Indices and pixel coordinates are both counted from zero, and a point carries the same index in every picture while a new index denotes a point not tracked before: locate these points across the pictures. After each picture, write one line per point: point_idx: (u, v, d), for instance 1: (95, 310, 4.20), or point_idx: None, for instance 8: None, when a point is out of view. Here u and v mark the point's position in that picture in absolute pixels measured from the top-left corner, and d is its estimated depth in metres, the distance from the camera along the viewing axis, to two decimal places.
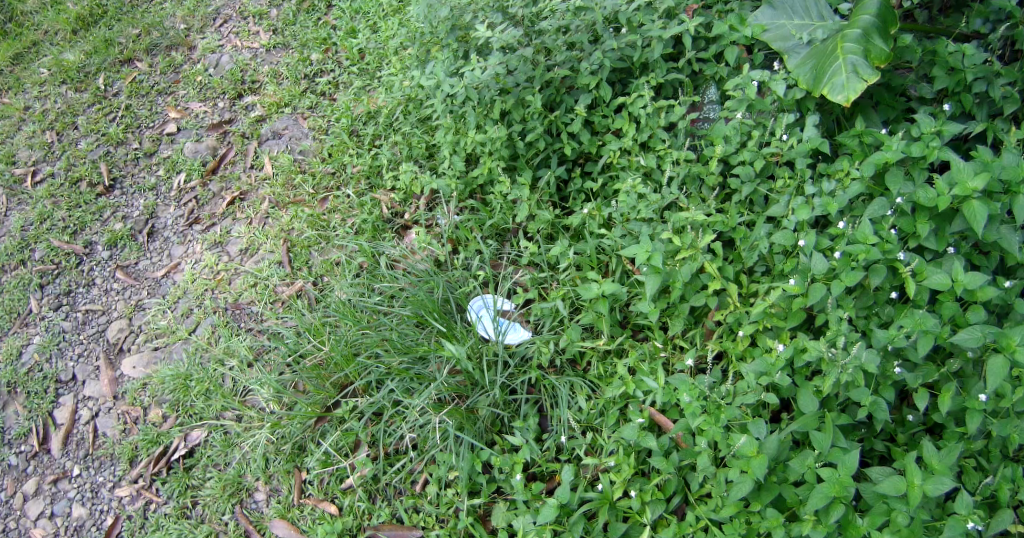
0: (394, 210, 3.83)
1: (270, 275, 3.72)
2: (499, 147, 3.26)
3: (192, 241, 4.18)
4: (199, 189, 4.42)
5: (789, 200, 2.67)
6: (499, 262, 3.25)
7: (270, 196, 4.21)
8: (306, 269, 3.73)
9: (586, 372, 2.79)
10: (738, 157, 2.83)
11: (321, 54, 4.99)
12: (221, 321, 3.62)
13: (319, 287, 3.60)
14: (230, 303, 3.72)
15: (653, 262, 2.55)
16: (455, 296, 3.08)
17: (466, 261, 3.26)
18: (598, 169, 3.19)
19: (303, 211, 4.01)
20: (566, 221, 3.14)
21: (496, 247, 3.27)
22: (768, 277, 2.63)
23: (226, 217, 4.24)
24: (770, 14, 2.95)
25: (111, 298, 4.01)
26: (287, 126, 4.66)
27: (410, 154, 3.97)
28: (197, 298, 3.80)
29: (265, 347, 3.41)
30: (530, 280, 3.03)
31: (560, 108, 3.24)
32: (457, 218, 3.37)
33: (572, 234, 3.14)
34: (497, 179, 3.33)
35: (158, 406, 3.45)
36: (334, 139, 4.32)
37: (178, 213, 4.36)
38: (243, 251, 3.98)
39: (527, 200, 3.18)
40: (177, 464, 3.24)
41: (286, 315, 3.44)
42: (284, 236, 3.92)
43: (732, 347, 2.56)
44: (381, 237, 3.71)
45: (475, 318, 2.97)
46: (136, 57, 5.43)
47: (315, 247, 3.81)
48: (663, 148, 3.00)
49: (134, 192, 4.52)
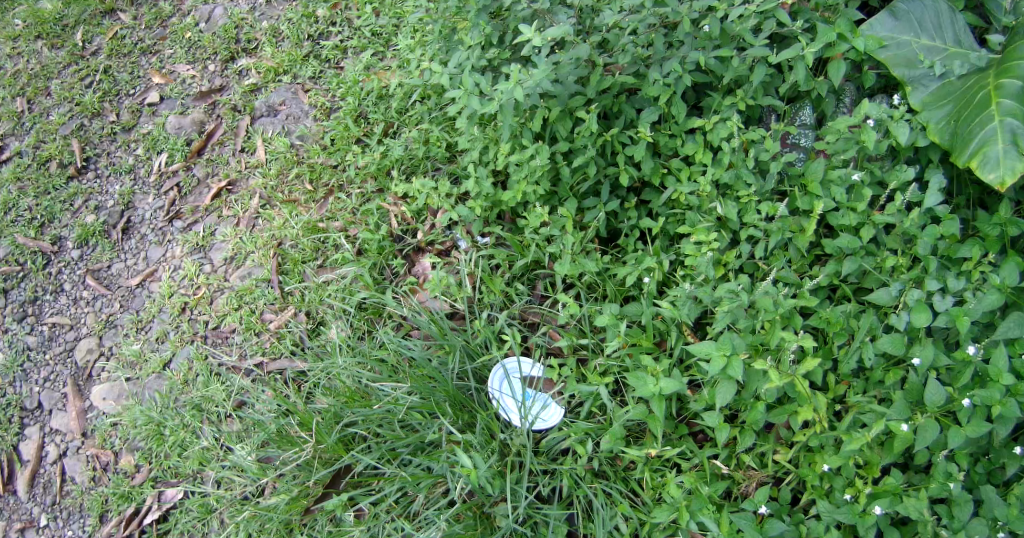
0: (406, 226, 3.19)
1: (257, 296, 3.19)
2: (539, 177, 2.67)
3: (171, 241, 3.62)
4: (181, 174, 3.83)
5: (902, 287, 2.06)
6: (531, 316, 2.69)
7: (261, 189, 3.59)
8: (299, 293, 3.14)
9: (628, 474, 2.26)
10: (837, 220, 2.21)
11: (328, 10, 4.29)
12: (200, 355, 3.11)
13: (311, 322, 3.03)
14: (211, 329, 3.20)
15: (732, 370, 1.94)
16: (474, 365, 2.54)
17: (489, 307, 2.72)
18: (659, 202, 2.58)
19: (299, 213, 3.40)
20: (612, 272, 2.56)
21: (527, 295, 2.71)
22: (867, 384, 2.05)
23: (210, 212, 3.63)
24: (890, 25, 2.38)
25: (80, 310, 3.52)
26: (284, 101, 4.01)
27: (427, 154, 3.36)
28: (173, 320, 3.28)
29: (245, 396, 2.90)
30: (568, 346, 2.46)
31: (620, 122, 2.63)
32: (484, 252, 2.82)
33: (619, 287, 2.56)
34: (532, 206, 2.75)
35: (129, 453, 3.05)
36: (336, 124, 3.67)
37: (156, 203, 3.78)
38: (228, 261, 3.41)
39: (567, 245, 2.61)
40: (149, 529, 2.85)
41: (275, 354, 2.99)
42: (275, 244, 3.32)
43: (812, 475, 2.01)
44: (388, 257, 3.08)
45: (495, 394, 2.42)
46: (119, 8, 4.76)
47: (310, 263, 3.22)
48: (746, 194, 2.36)
49: (109, 176, 3.96)
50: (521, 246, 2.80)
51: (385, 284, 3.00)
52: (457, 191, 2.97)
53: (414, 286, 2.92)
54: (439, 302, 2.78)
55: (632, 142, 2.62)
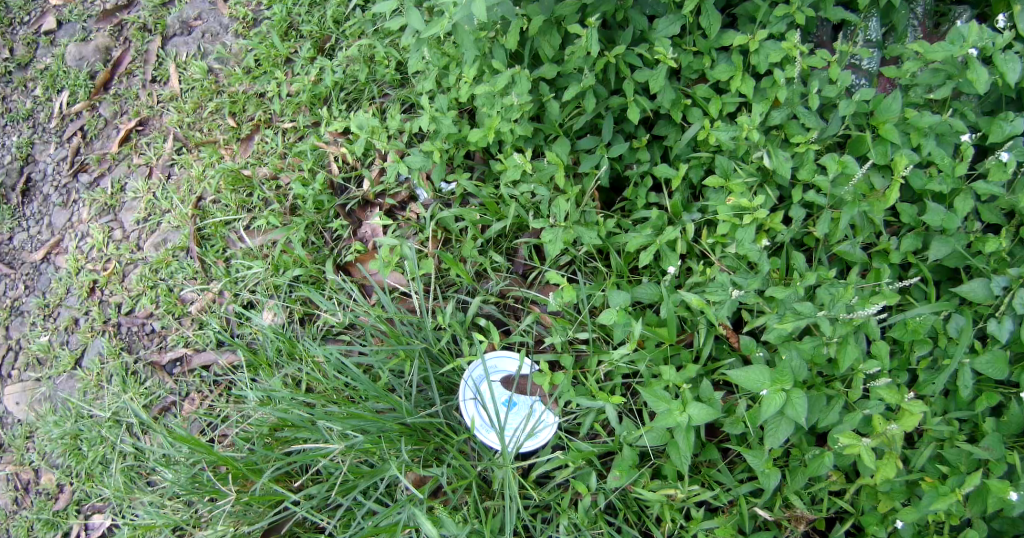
0: (348, 172, 2.20)
1: (172, 272, 2.39)
2: (522, 120, 1.95)
3: (78, 202, 2.79)
4: (85, 116, 2.95)
5: (1005, 285, 1.69)
6: (510, 297, 1.97)
7: (176, 128, 2.64)
8: (223, 268, 2.28)
9: (642, 512, 1.79)
10: (923, 182, 1.81)
11: None
12: (114, 349, 2.41)
13: (239, 303, 2.22)
14: (122, 313, 2.46)
15: (796, 408, 1.58)
16: (438, 373, 1.87)
17: (456, 284, 1.98)
18: (680, 142, 2.07)
19: (220, 162, 2.45)
20: (617, 239, 1.97)
21: (506, 268, 1.98)
22: (949, 406, 1.72)
23: (121, 161, 2.76)
24: None
25: None
26: (202, 13, 2.94)
27: (370, 77, 2.35)
28: (82, 305, 2.55)
29: (173, 401, 2.29)
30: (559, 338, 1.86)
31: (625, 37, 1.98)
32: (447, 212, 1.96)
33: (624, 255, 1.97)
34: (505, 149, 2.02)
35: (49, 471, 2.53)
36: (258, 39, 2.63)
37: (60, 154, 2.93)
38: (141, 225, 2.55)
39: (561, 213, 1.90)
40: None
41: (200, 343, 2.28)
42: (195, 200, 2.43)
43: (875, 523, 1.67)
44: (329, 216, 2.16)
45: (468, 405, 1.82)
46: None
47: (234, 225, 2.31)
48: (802, 141, 1.92)
49: (4, 127, 3.04)
50: (496, 201, 2.00)
51: (325, 255, 2.11)
52: (409, 127, 2.05)
53: (362, 253, 2.07)
54: (395, 277, 2.01)
55: (643, 63, 2.00)
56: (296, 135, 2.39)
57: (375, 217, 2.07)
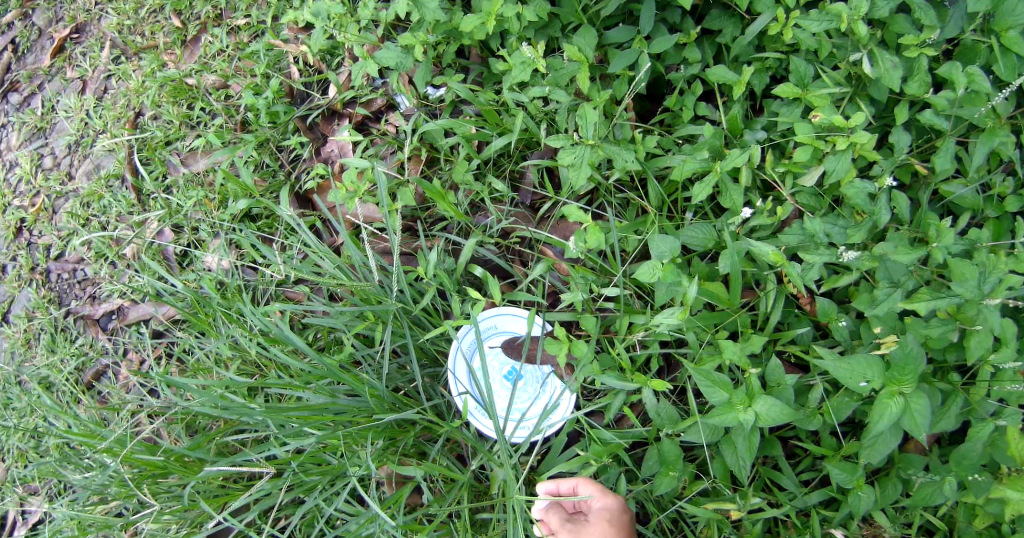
0: (314, 79, 1.67)
1: (103, 207, 1.91)
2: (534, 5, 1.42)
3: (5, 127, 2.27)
4: (17, 23, 2.34)
5: None
6: (514, 237, 1.47)
7: (113, 33, 2.10)
8: (161, 202, 1.78)
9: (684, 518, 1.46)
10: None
11: None
12: (40, 302, 1.97)
13: (179, 244, 1.74)
14: (51, 257, 2.01)
15: (922, 420, 1.18)
16: (420, 338, 1.41)
17: (445, 220, 1.49)
18: (744, 40, 1.58)
19: (162, 71, 1.95)
20: (659, 161, 1.47)
21: (510, 198, 1.48)
22: None
23: (55, 75, 2.23)
24: None
25: None
26: None
27: None
28: (7, 250, 2.09)
29: (108, 365, 1.86)
30: (581, 294, 1.38)
31: None
32: (432, 122, 1.47)
33: (667, 184, 1.48)
34: (508, 41, 1.49)
35: None
36: None
37: None
38: (73, 150, 2.07)
39: (590, 127, 1.36)
40: None
41: (136, 291, 1.82)
42: (132, 117, 1.95)
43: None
44: (286, 131, 1.65)
45: (459, 378, 1.37)
46: None
47: (175, 146, 1.82)
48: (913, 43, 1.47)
49: None
50: (497, 109, 1.50)
51: (280, 181, 1.62)
52: (385, 15, 1.53)
53: (324, 180, 1.57)
54: (366, 209, 1.51)
55: None
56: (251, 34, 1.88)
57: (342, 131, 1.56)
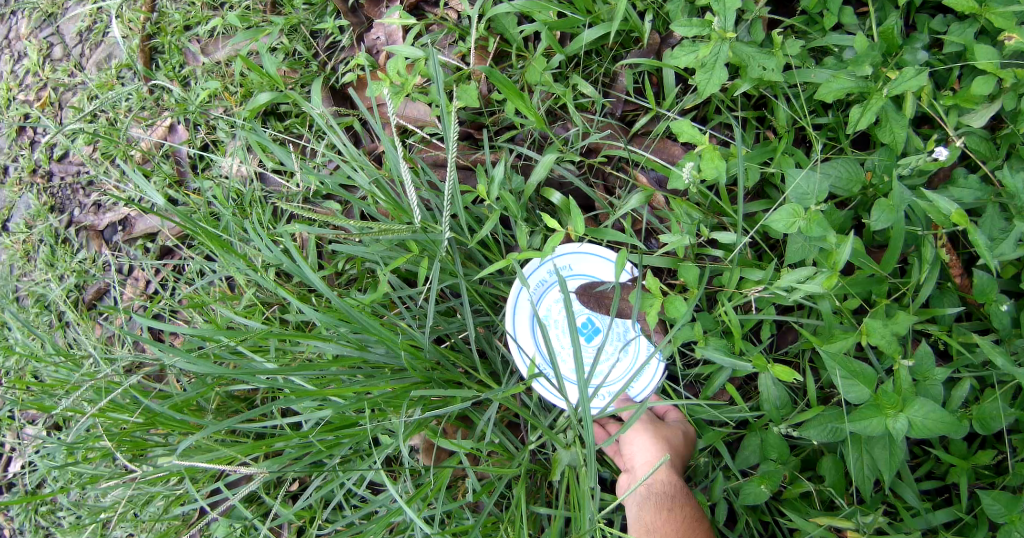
0: None
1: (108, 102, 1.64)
2: None
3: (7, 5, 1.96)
4: None
5: None
6: (597, 155, 1.17)
7: None
8: (180, 90, 1.53)
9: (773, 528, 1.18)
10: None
11: None
12: (40, 210, 1.73)
13: (195, 145, 1.47)
14: (53, 158, 1.76)
15: None
16: (471, 280, 1.11)
17: (514, 129, 1.19)
18: None
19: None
20: (799, 74, 1.14)
21: (595, 107, 1.17)
22: None
23: None
24: None
25: None
26: None
27: None
28: (9, 150, 1.84)
29: (109, 284, 1.62)
30: (683, 237, 1.06)
31: None
32: (505, 4, 1.15)
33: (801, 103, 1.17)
34: None
35: None
36: None
37: None
38: (84, 38, 1.79)
39: (729, 15, 1.05)
40: (15, 477, 1.91)
41: (145, 200, 1.56)
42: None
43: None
44: (323, 13, 1.32)
45: (521, 336, 1.10)
46: None
47: (196, 31, 1.52)
48: None
49: None
50: None
51: (309, 75, 1.31)
52: None
53: (363, 73, 1.27)
54: (411, 108, 1.21)
55: None
56: None
57: (392, 13, 1.25)
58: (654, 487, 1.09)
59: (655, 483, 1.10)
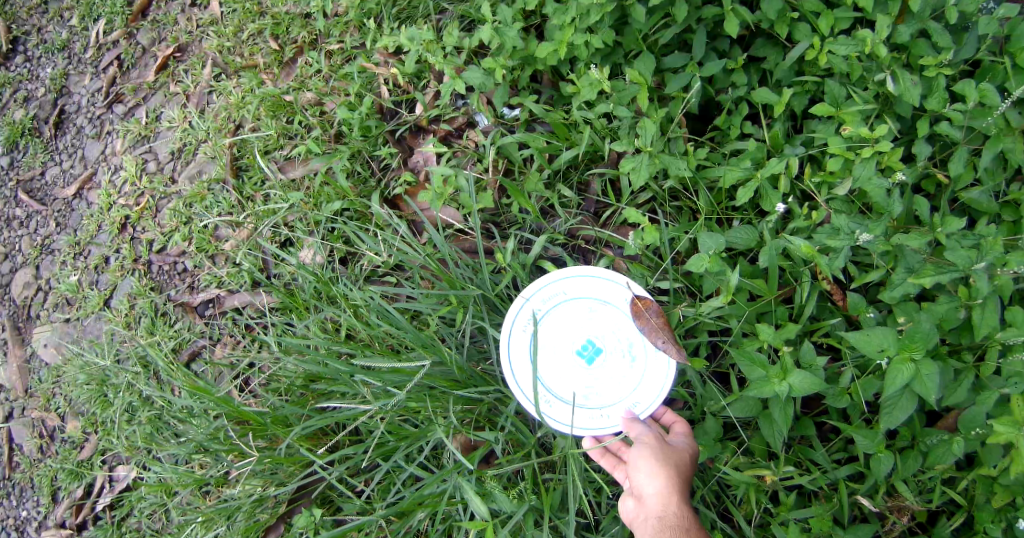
0: (401, 98, 1.98)
1: (195, 207, 2.17)
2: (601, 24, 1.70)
3: (111, 133, 2.70)
4: (123, 44, 2.79)
5: None
6: (578, 237, 1.70)
7: (213, 53, 2.36)
8: (258, 199, 2.08)
9: (723, 493, 1.61)
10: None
11: None
12: (143, 290, 2.23)
13: (277, 239, 1.98)
14: (156, 253, 2.26)
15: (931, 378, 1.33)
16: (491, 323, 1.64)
17: (519, 222, 1.72)
18: (783, 66, 1.74)
19: (259, 87, 2.23)
20: (708, 172, 1.69)
21: (576, 203, 1.71)
22: None
23: (157, 90, 2.65)
24: None
25: (14, 233, 2.75)
26: None
27: None
28: (111, 243, 2.36)
29: (203, 346, 2.10)
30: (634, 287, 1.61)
31: None
32: (508, 136, 1.71)
33: (717, 193, 1.70)
34: (579, 66, 1.76)
35: (75, 418, 2.42)
36: None
37: (94, 84, 2.81)
38: (176, 156, 2.34)
39: (648, 137, 1.60)
40: (105, 513, 2.30)
41: (234, 281, 2.08)
42: (232, 129, 2.21)
43: (989, 520, 1.43)
44: (377, 144, 1.92)
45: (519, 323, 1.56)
46: None
47: (275, 155, 2.07)
48: (931, 63, 1.62)
49: (40, 55, 2.94)
50: (568, 126, 1.74)
51: (371, 189, 1.89)
52: (469, 43, 1.82)
53: (412, 187, 1.85)
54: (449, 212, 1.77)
55: None
56: (344, 58, 2.13)
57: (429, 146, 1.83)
58: (666, 519, 1.34)
59: (667, 518, 1.35)
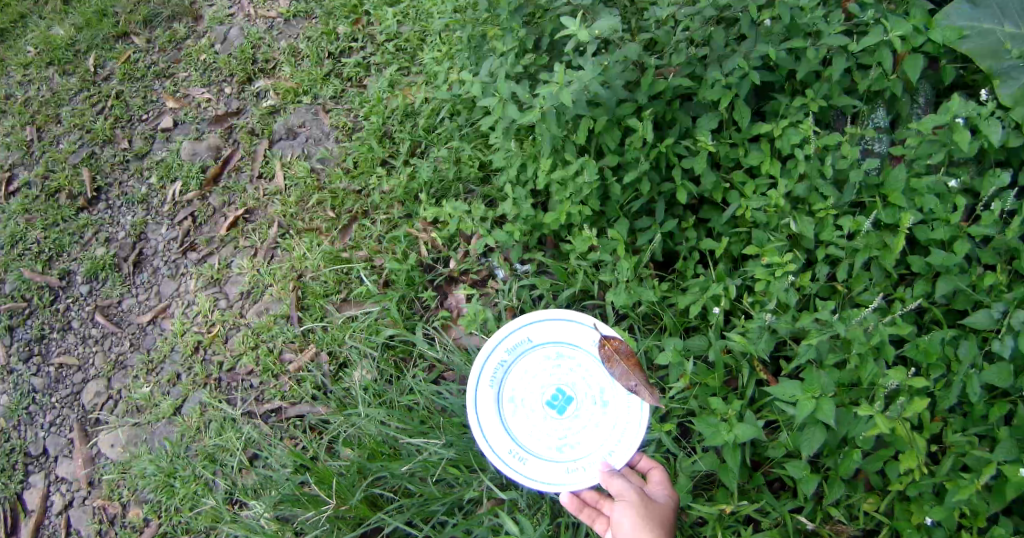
0: (437, 254, 2.86)
1: (273, 334, 2.87)
2: (585, 193, 2.43)
3: (185, 275, 3.28)
4: (196, 204, 3.47)
5: (1006, 309, 1.98)
6: None
7: (280, 217, 3.22)
8: (321, 328, 2.83)
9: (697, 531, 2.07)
10: (927, 234, 2.13)
11: (350, 25, 3.80)
12: (213, 399, 2.83)
13: (335, 363, 2.73)
14: (225, 371, 2.90)
15: (824, 413, 1.85)
16: None
17: None
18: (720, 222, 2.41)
19: (321, 244, 3.04)
20: (672, 300, 2.34)
21: None
22: (968, 424, 1.95)
23: (227, 243, 3.29)
24: (970, 12, 2.36)
25: (88, 350, 3.25)
26: (304, 123, 3.56)
27: (459, 176, 2.96)
28: (184, 361, 2.99)
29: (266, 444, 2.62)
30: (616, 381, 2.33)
31: (673, 133, 2.43)
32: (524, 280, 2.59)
33: (679, 316, 2.34)
34: (578, 230, 2.49)
35: (137, 506, 2.79)
36: (359, 146, 3.23)
37: (169, 234, 3.44)
38: (244, 295, 3.08)
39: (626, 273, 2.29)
40: None
41: (294, 397, 2.69)
42: (295, 277, 2.98)
43: (910, 529, 1.89)
44: (418, 290, 2.77)
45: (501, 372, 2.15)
46: (132, 29, 4.31)
47: None
48: (822, 208, 2.24)
49: (122, 206, 3.62)
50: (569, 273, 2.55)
51: (415, 320, 2.72)
52: (492, 213, 2.66)
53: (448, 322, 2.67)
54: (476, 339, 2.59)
55: (690, 153, 2.42)
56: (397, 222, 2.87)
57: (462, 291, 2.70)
58: None
59: None
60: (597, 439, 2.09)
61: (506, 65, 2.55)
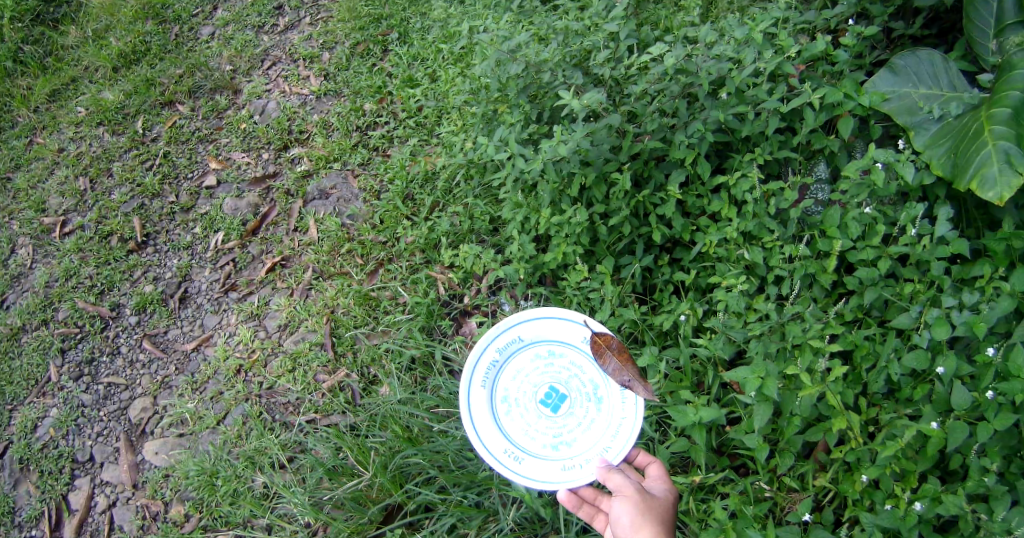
0: (452, 291, 3.35)
1: (309, 359, 3.31)
2: (578, 232, 2.95)
3: (227, 310, 3.74)
4: (236, 251, 3.95)
5: (920, 311, 2.47)
6: None
7: (314, 264, 3.72)
8: (351, 354, 3.29)
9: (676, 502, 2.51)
10: (857, 255, 2.64)
11: (375, 104, 4.40)
12: (255, 411, 3.23)
13: (365, 378, 3.19)
14: (264, 389, 3.32)
15: (767, 390, 2.30)
16: None
17: None
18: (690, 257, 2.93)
19: (351, 286, 3.50)
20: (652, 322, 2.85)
21: None
22: (896, 403, 2.41)
23: (265, 285, 3.76)
24: (891, 80, 2.93)
25: (135, 372, 3.65)
26: (336, 185, 4.10)
27: (472, 228, 3.46)
28: (228, 381, 3.41)
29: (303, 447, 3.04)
30: None
31: (649, 185, 2.98)
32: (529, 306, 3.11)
33: (658, 336, 2.86)
34: (574, 268, 3.00)
35: (179, 503, 3.13)
36: (386, 205, 3.76)
37: (212, 276, 3.92)
38: (280, 328, 3.53)
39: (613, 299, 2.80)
40: None
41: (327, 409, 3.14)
42: (328, 312, 3.46)
43: (851, 489, 2.33)
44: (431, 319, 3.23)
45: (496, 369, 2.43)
46: (177, 99, 4.88)
47: None
48: (770, 240, 2.77)
49: (167, 250, 4.09)
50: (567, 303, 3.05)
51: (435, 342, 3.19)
52: (500, 257, 3.17)
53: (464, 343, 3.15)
54: None
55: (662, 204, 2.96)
56: None
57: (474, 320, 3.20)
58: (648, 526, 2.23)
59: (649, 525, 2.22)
60: (594, 437, 2.39)
61: (514, 132, 3.12)
